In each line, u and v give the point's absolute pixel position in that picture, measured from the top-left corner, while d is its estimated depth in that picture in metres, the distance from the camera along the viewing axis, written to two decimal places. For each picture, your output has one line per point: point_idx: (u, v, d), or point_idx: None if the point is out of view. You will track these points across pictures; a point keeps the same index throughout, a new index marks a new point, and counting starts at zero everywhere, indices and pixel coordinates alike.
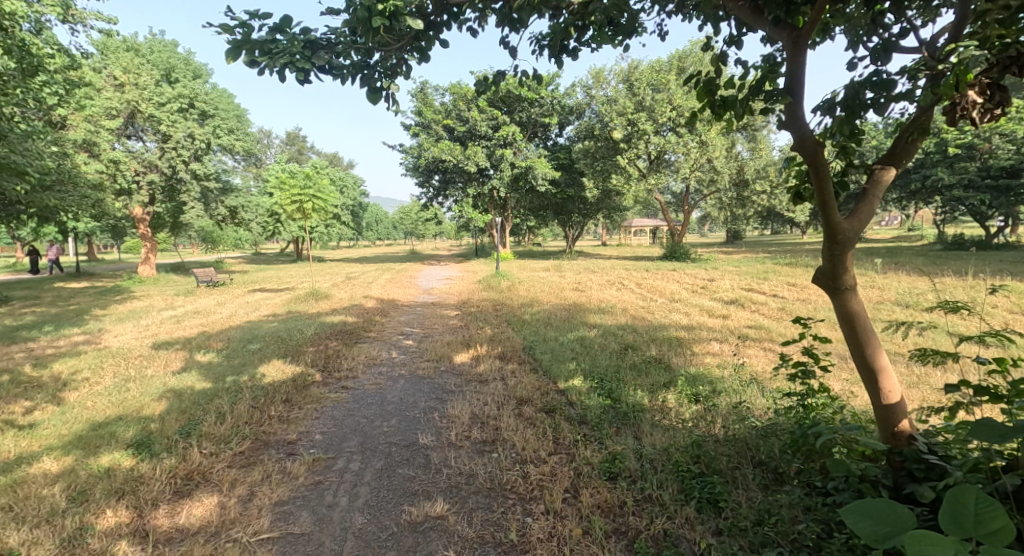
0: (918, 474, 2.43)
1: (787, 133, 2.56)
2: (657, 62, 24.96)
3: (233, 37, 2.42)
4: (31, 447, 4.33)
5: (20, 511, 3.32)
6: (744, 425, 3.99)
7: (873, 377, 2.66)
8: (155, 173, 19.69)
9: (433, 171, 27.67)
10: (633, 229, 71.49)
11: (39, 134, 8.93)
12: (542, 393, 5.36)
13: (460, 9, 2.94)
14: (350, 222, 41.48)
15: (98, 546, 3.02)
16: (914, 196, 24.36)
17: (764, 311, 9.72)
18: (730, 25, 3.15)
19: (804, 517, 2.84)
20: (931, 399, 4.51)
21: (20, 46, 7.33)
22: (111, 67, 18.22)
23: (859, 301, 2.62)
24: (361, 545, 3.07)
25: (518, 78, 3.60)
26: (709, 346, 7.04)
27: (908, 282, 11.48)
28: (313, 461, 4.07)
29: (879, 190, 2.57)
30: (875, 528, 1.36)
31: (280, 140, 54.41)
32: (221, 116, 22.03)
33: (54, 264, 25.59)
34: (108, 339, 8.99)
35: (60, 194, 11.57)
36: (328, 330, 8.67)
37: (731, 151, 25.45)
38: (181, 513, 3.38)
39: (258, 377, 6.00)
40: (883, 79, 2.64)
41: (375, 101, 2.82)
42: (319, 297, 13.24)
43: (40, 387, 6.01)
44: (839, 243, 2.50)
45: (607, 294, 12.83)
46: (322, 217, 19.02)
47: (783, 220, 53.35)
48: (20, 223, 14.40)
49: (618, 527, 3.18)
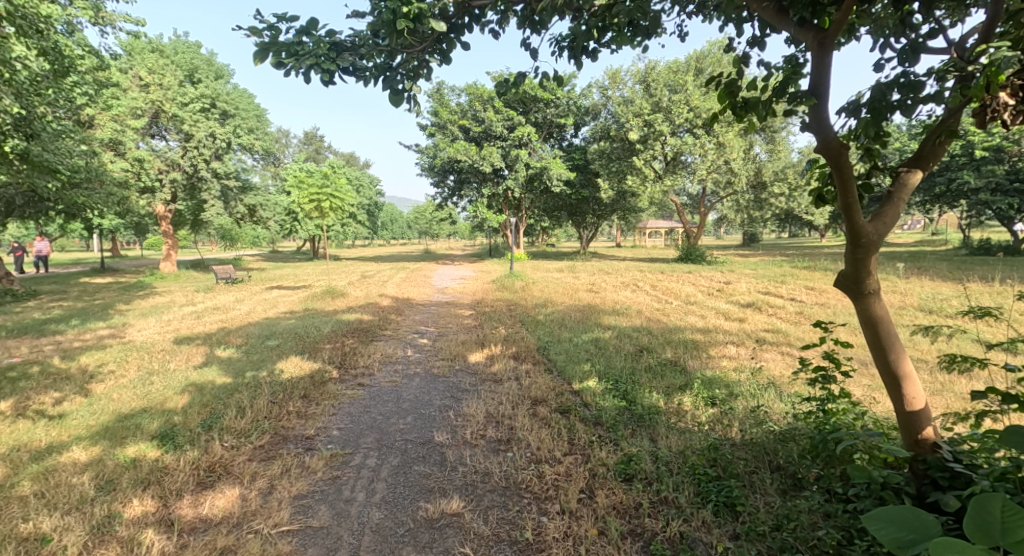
0: (943, 482, 2.40)
1: (810, 135, 2.54)
2: (674, 63, 24.78)
3: (261, 39, 2.47)
4: (61, 437, 4.46)
5: (53, 498, 3.43)
6: (762, 430, 3.96)
7: (896, 384, 2.63)
8: (178, 172, 20.18)
9: (448, 171, 27.94)
10: (648, 232, 70.91)
11: (70, 133, 9.19)
12: (557, 393, 5.38)
13: (482, 11, 2.96)
14: (366, 221, 41.97)
15: (126, 534, 3.12)
16: (939, 199, 23.75)
17: (782, 315, 9.60)
18: (753, 26, 3.12)
19: (824, 524, 2.81)
20: (956, 407, 4.43)
21: (55, 48, 7.55)
22: (137, 68, 18.72)
23: (882, 306, 2.58)
24: (379, 540, 3.12)
25: (538, 80, 3.58)
26: (725, 349, 6.97)
27: (932, 287, 11.24)
28: (331, 456, 4.14)
29: (905, 192, 2.52)
30: (899, 534, 1.36)
31: (298, 139, 55.22)
32: (241, 116, 22.48)
33: (38, 259, 24.49)
34: (132, 333, 9.22)
35: (88, 191, 11.88)
36: (346, 327, 8.78)
37: (748, 152, 25.11)
38: (205, 504, 3.46)
39: (276, 373, 6.11)
40: (911, 79, 2.60)
41: (397, 103, 2.86)
42: (335, 295, 13.40)
43: (67, 378, 6.18)
44: (862, 246, 2.48)
45: (622, 296, 12.79)
46: (338, 216, 19.24)
47: (802, 223, 52.42)
48: (48, 219, 14.88)
49: (634, 528, 3.18)
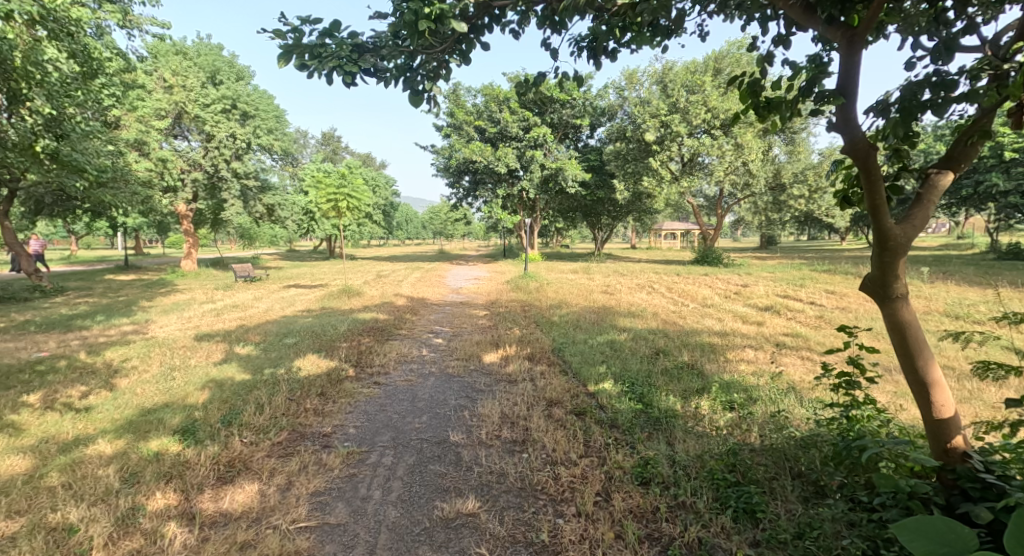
0: (974, 493, 2.32)
1: (836, 134, 2.48)
2: (692, 63, 24.53)
3: (285, 42, 2.50)
4: (87, 430, 4.56)
5: (79, 489, 3.51)
6: (782, 435, 3.91)
7: (925, 391, 2.55)
8: (199, 172, 20.64)
9: (464, 171, 28.03)
10: (664, 234, 70.33)
11: (98, 134, 9.41)
12: (572, 395, 5.36)
13: (502, 11, 2.94)
14: (380, 222, 42.46)
15: (149, 526, 3.18)
16: (966, 201, 23.13)
17: (802, 319, 9.44)
18: (779, 25, 3.05)
19: (849, 533, 2.73)
20: (986, 416, 4.30)
21: (84, 51, 7.71)
22: (160, 70, 19.24)
23: (911, 311, 2.51)
24: (395, 539, 3.13)
25: (558, 80, 3.53)
26: (743, 353, 6.88)
27: (960, 292, 10.92)
28: (348, 454, 4.17)
29: (935, 195, 2.44)
30: (932, 546, 1.32)
31: (316, 140, 56.00)
32: (262, 116, 22.82)
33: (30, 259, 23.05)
34: (154, 330, 9.40)
35: (114, 190, 12.16)
36: (362, 326, 8.85)
37: (767, 154, 24.76)
38: (225, 499, 3.51)
39: (294, 370, 6.19)
40: (944, 78, 2.53)
41: (417, 104, 2.87)
42: (352, 294, 13.58)
43: (94, 372, 6.34)
44: (889, 250, 2.42)
45: (638, 298, 12.71)
46: (355, 216, 19.45)
47: (822, 227, 51.49)
48: (76, 218, 15.34)
49: (652, 533, 3.15)
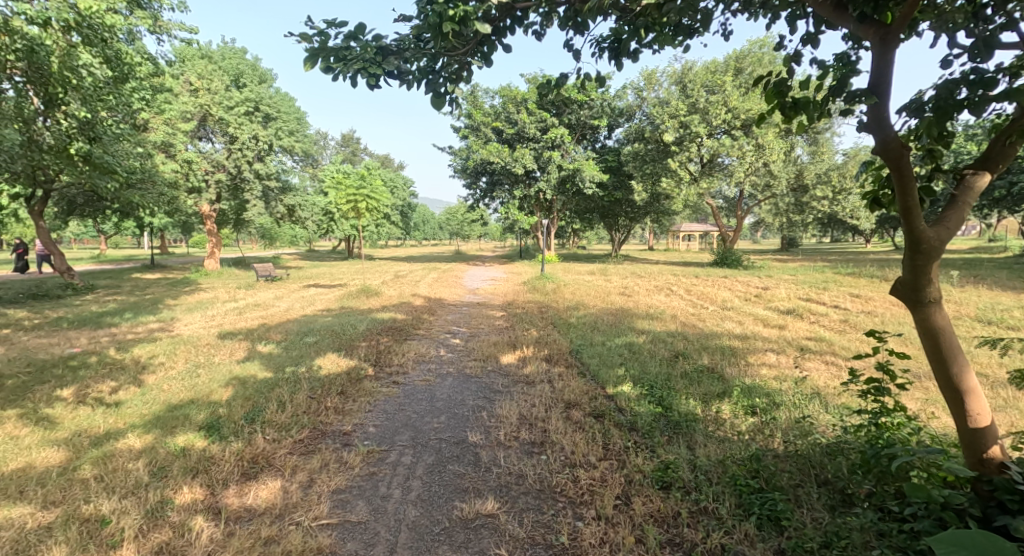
0: (1011, 505, 2.25)
1: (868, 135, 2.42)
2: (713, 63, 24.22)
3: (311, 45, 2.53)
4: (117, 424, 4.68)
5: (110, 482, 3.60)
6: (807, 441, 3.83)
7: (959, 398, 2.47)
8: (222, 173, 21.02)
9: (481, 172, 28.08)
10: (682, 236, 69.66)
11: (127, 137, 9.64)
12: (590, 397, 5.33)
13: (525, 13, 2.93)
14: (398, 223, 42.84)
15: (177, 519, 3.25)
16: (1000, 203, 22.37)
17: (825, 323, 9.23)
18: (808, 23, 2.98)
19: (878, 543, 2.67)
20: (1021, 425, 4.17)
21: (116, 56, 7.90)
22: (186, 74, 19.73)
23: (944, 316, 2.43)
24: (416, 537, 3.15)
25: (579, 82, 3.51)
26: (764, 356, 6.76)
27: (992, 296, 10.57)
28: (368, 453, 4.21)
29: (971, 197, 2.36)
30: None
31: (336, 141, 56.82)
32: (283, 118, 23.23)
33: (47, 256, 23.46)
34: (179, 327, 9.63)
35: (141, 191, 12.46)
36: (380, 326, 8.93)
37: (789, 154, 24.33)
38: (250, 494, 3.57)
39: (314, 369, 6.27)
40: (982, 76, 2.44)
41: (439, 105, 2.89)
42: (370, 294, 13.71)
43: (122, 368, 6.51)
44: (922, 253, 2.33)
45: (657, 300, 12.58)
46: (374, 216, 19.61)
47: (847, 229, 50.51)
48: (104, 218, 15.83)
49: (673, 538, 3.11)
